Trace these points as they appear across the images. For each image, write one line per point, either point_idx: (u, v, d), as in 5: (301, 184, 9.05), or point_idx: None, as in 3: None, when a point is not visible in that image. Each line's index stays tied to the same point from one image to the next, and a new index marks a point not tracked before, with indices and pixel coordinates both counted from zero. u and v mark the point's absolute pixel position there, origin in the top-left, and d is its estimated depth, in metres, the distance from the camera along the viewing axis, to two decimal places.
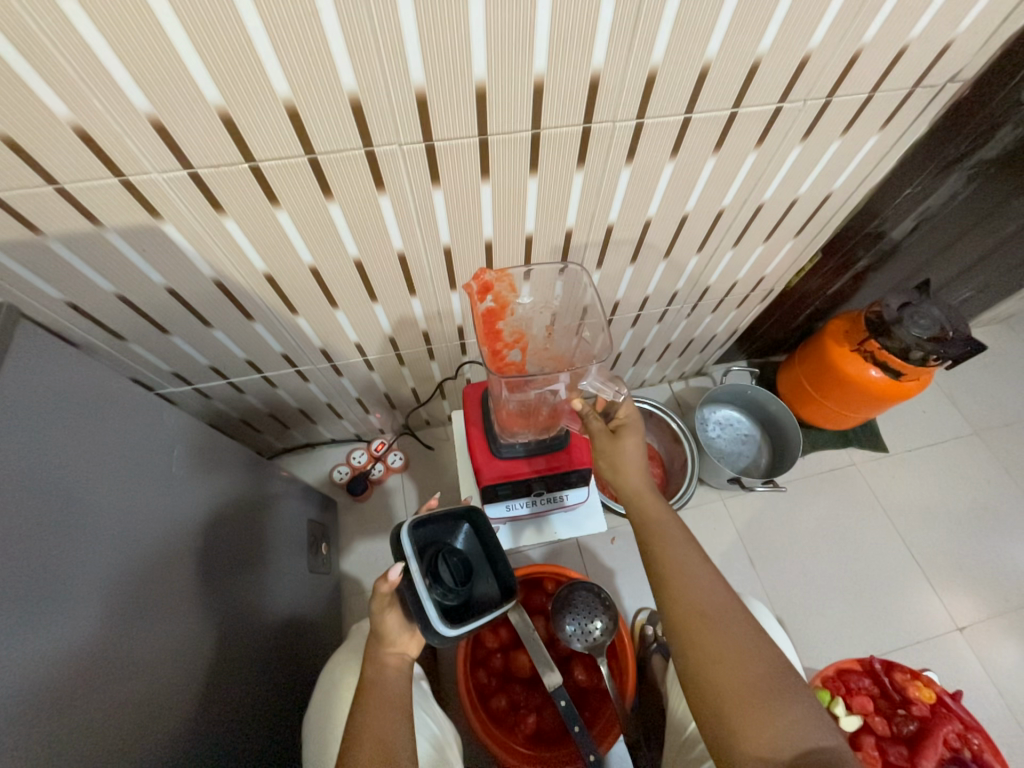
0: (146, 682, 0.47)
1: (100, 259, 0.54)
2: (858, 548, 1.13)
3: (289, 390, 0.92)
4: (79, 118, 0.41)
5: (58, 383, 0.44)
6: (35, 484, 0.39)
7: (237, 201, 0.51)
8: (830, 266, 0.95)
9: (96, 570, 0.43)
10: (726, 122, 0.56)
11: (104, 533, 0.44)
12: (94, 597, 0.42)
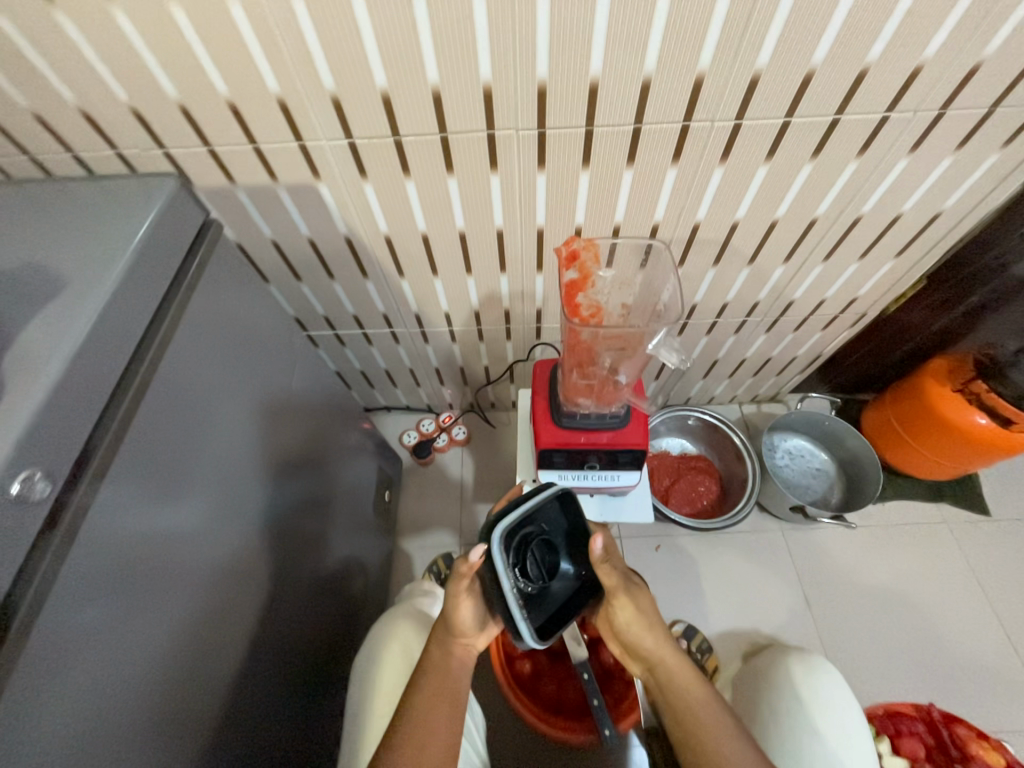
0: (235, 575, 0.52)
1: (267, 208, 0.68)
2: (938, 613, 1.02)
3: (381, 350, 1.04)
4: (284, 92, 0.54)
5: (239, 292, 0.55)
6: (208, 361, 0.49)
7: (379, 169, 0.62)
8: (937, 297, 0.89)
9: (221, 453, 0.50)
10: (826, 130, 0.58)
11: (242, 415, 0.54)
12: (217, 479, 0.50)
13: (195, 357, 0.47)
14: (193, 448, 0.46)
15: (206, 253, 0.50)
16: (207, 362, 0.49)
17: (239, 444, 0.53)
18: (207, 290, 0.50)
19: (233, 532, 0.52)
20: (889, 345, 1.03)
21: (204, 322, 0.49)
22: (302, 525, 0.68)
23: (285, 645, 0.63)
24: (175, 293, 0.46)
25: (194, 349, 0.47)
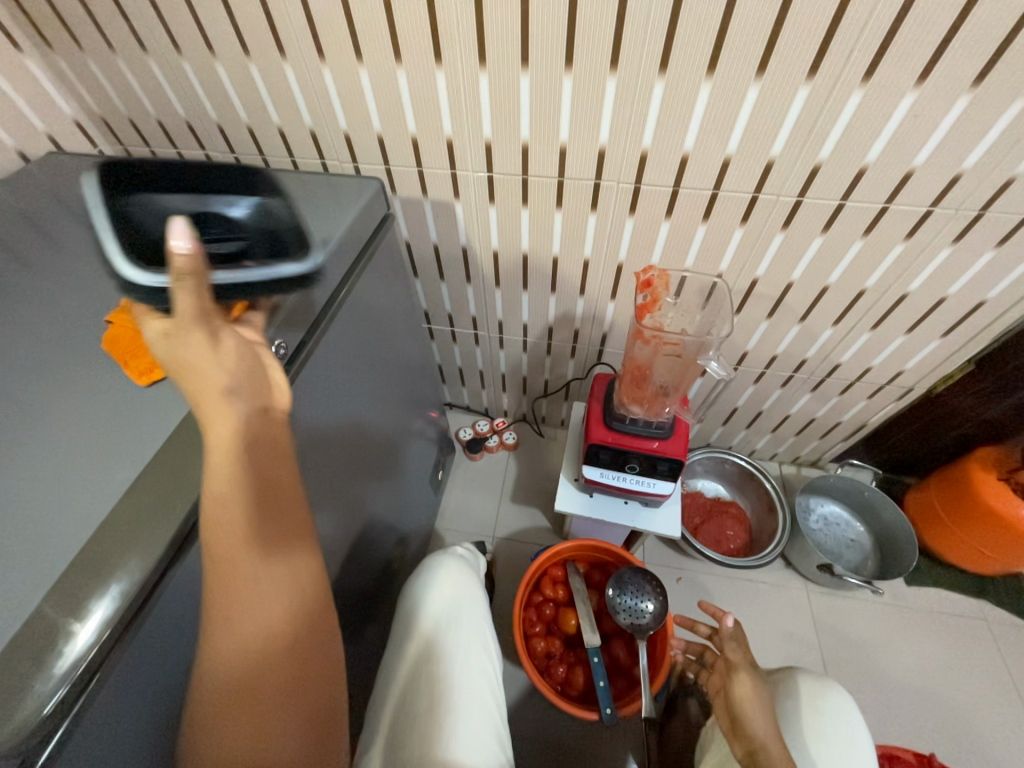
0: (323, 501, 0.63)
1: (412, 216, 0.88)
2: (969, 711, 0.97)
3: (460, 349, 1.21)
4: (453, 135, 0.74)
5: (384, 273, 0.74)
6: (360, 315, 0.67)
7: (505, 197, 0.81)
8: (985, 385, 0.93)
9: (340, 391, 0.64)
10: (876, 214, 0.70)
11: (364, 361, 0.71)
12: (335, 410, 0.63)
13: (356, 310, 0.65)
14: (327, 380, 0.61)
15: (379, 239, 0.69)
16: (360, 315, 0.67)
17: (354, 386, 0.68)
18: (374, 264, 0.69)
19: (329, 461, 0.64)
20: (938, 426, 1.06)
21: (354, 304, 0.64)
22: (375, 470, 0.81)
23: (349, 559, 0.75)
24: (360, 262, 0.65)
25: (356, 304, 0.65)
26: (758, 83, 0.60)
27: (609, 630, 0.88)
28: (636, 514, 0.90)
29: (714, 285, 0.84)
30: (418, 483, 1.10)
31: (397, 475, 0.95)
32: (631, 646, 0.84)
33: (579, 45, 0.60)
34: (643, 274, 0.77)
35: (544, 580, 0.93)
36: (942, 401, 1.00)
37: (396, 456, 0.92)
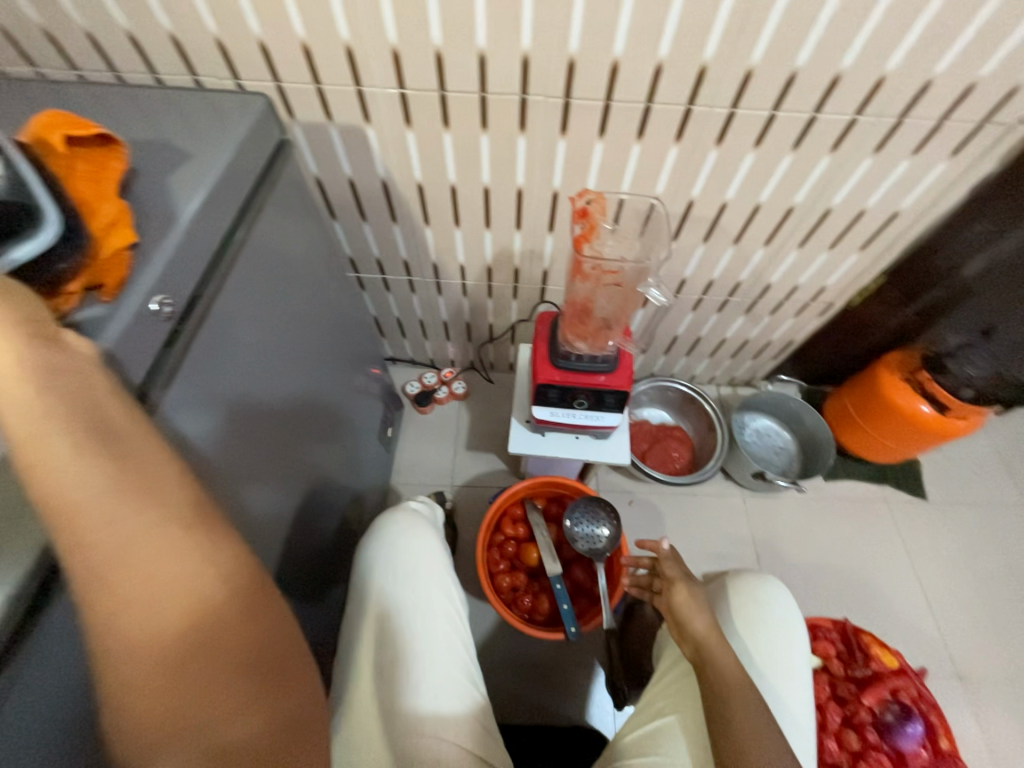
0: (260, 475, 0.60)
1: (319, 145, 0.77)
2: (873, 577, 1.14)
3: (396, 297, 1.12)
4: (352, 41, 0.63)
5: (297, 217, 0.65)
6: (271, 269, 0.59)
7: (423, 119, 0.71)
8: (895, 294, 1.02)
9: (261, 359, 0.58)
10: (806, 124, 0.69)
11: (284, 320, 0.64)
12: (259, 380, 0.58)
13: (265, 263, 0.58)
14: (244, 348, 0.54)
15: (279, 177, 0.60)
16: (272, 268, 0.59)
17: (280, 349, 0.62)
18: (276, 208, 0.60)
19: (260, 434, 0.59)
20: (853, 338, 1.15)
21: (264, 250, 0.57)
22: (318, 435, 0.77)
23: (297, 528, 0.72)
24: (254, 204, 0.56)
25: (259, 255, 0.56)
26: None
27: (569, 557, 0.92)
28: (588, 447, 0.92)
29: (651, 207, 0.82)
30: (367, 442, 1.06)
31: (342, 436, 0.90)
32: (590, 568, 0.89)
33: None
34: (577, 200, 0.74)
35: (504, 521, 0.95)
36: (858, 314, 1.09)
37: (339, 417, 0.87)
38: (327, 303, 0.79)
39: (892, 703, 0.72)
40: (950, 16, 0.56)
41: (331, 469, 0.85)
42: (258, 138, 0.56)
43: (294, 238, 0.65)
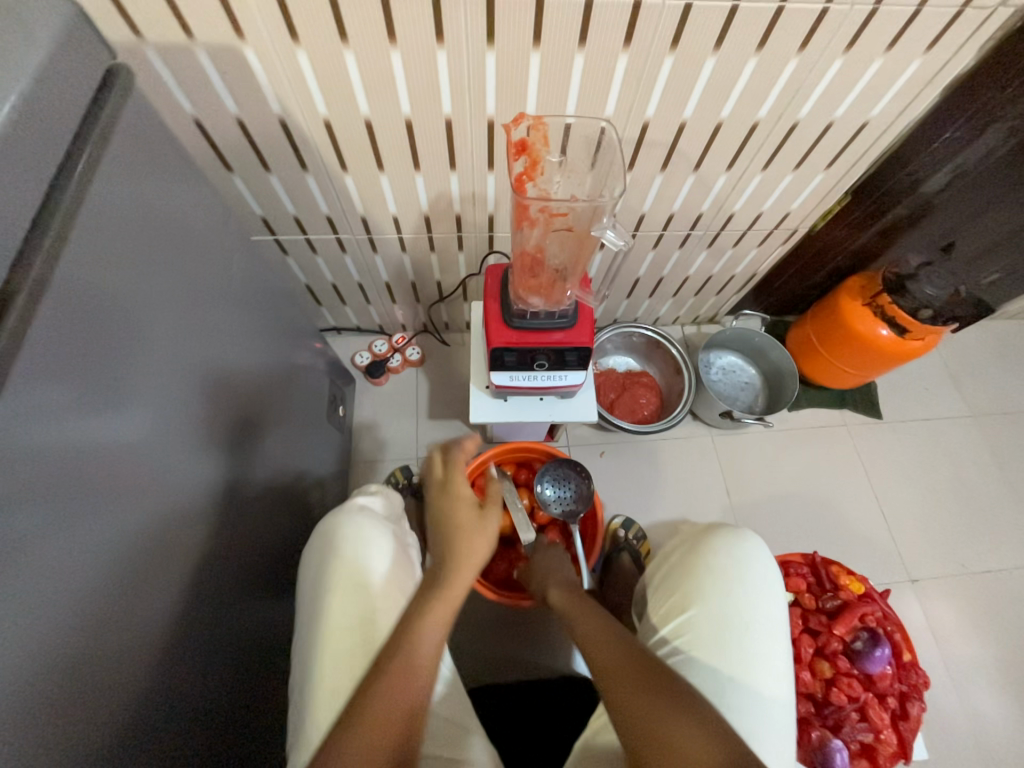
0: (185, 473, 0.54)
1: (186, 76, 0.61)
2: (834, 499, 1.19)
3: (326, 261, 0.99)
4: None
5: (175, 170, 0.54)
6: (141, 239, 0.48)
7: (312, 32, 0.57)
8: (856, 215, 0.97)
9: (161, 351, 0.50)
10: (772, 18, 0.59)
11: (180, 301, 0.54)
12: (157, 371, 0.50)
13: (126, 232, 0.46)
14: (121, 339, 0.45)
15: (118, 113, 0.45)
16: (141, 235, 0.48)
17: (179, 336, 0.53)
18: (126, 160, 0.46)
19: (178, 426, 0.53)
20: (814, 264, 1.11)
21: (138, 216, 0.48)
22: (251, 427, 0.69)
23: (245, 517, 0.68)
24: (80, 153, 0.42)
25: (111, 222, 0.44)
26: None
27: (542, 520, 0.90)
28: (554, 409, 0.87)
29: (602, 132, 0.68)
30: (315, 425, 0.97)
31: (284, 422, 0.81)
32: (565, 531, 0.88)
33: None
34: (517, 127, 0.62)
35: (473, 491, 0.91)
36: (819, 239, 1.04)
37: (280, 401, 0.78)
38: (239, 272, 0.67)
39: (861, 631, 0.76)
40: None
41: (275, 459, 0.77)
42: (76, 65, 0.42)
43: (166, 196, 0.52)
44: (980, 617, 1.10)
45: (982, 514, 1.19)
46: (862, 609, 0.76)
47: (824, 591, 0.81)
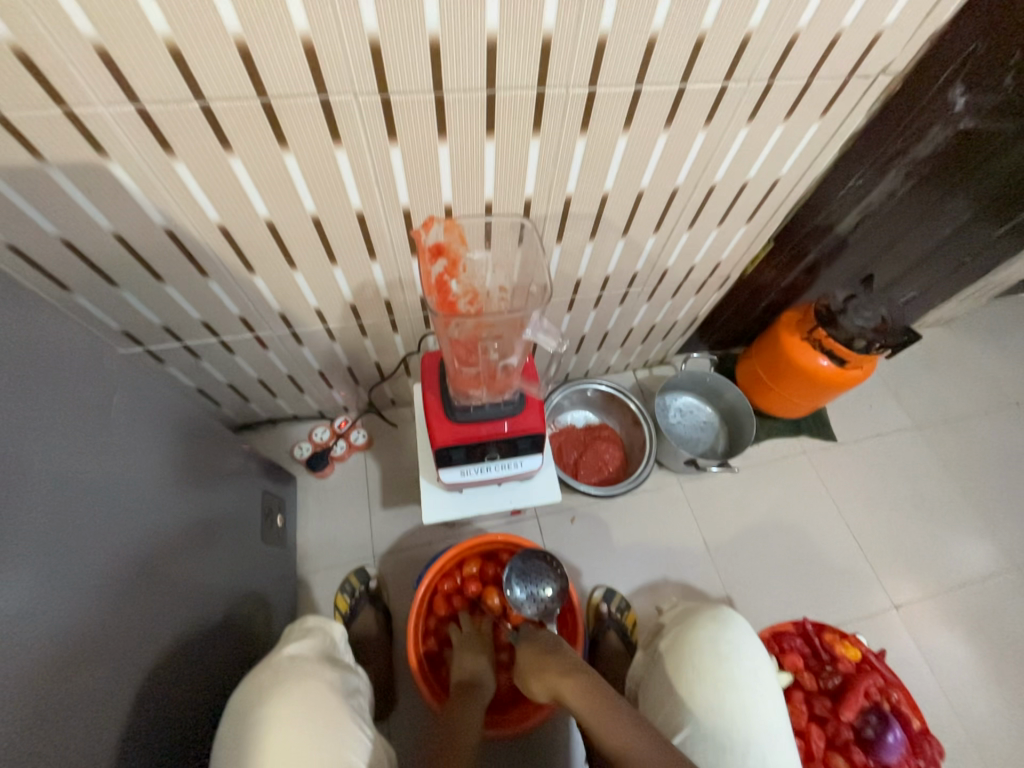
0: (68, 662, 0.46)
1: (41, 197, 0.53)
2: (807, 531, 1.18)
3: (246, 358, 0.90)
4: (18, 39, 0.41)
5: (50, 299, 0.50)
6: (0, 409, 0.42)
7: (188, 144, 0.51)
8: (783, 257, 1.00)
9: (46, 491, 0.46)
10: (675, 97, 0.59)
11: (66, 432, 0.49)
12: (20, 553, 0.42)
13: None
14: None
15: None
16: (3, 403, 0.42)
17: (52, 500, 0.46)
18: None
19: (57, 606, 0.45)
20: (750, 302, 1.13)
21: (10, 353, 0.44)
22: (160, 580, 0.60)
23: (166, 667, 0.59)
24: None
25: None
26: None
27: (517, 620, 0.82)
28: (514, 495, 0.80)
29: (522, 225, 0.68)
30: (248, 546, 0.85)
31: (207, 558, 0.71)
32: None
33: None
34: (421, 234, 0.63)
35: (436, 600, 0.82)
36: (751, 281, 1.06)
37: (197, 537, 0.69)
38: (135, 397, 0.61)
39: (869, 713, 0.72)
40: None
41: (197, 607, 0.67)
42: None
43: (31, 339, 0.47)
44: (965, 634, 1.10)
45: (945, 525, 1.21)
46: (862, 684, 0.73)
47: (823, 666, 0.77)
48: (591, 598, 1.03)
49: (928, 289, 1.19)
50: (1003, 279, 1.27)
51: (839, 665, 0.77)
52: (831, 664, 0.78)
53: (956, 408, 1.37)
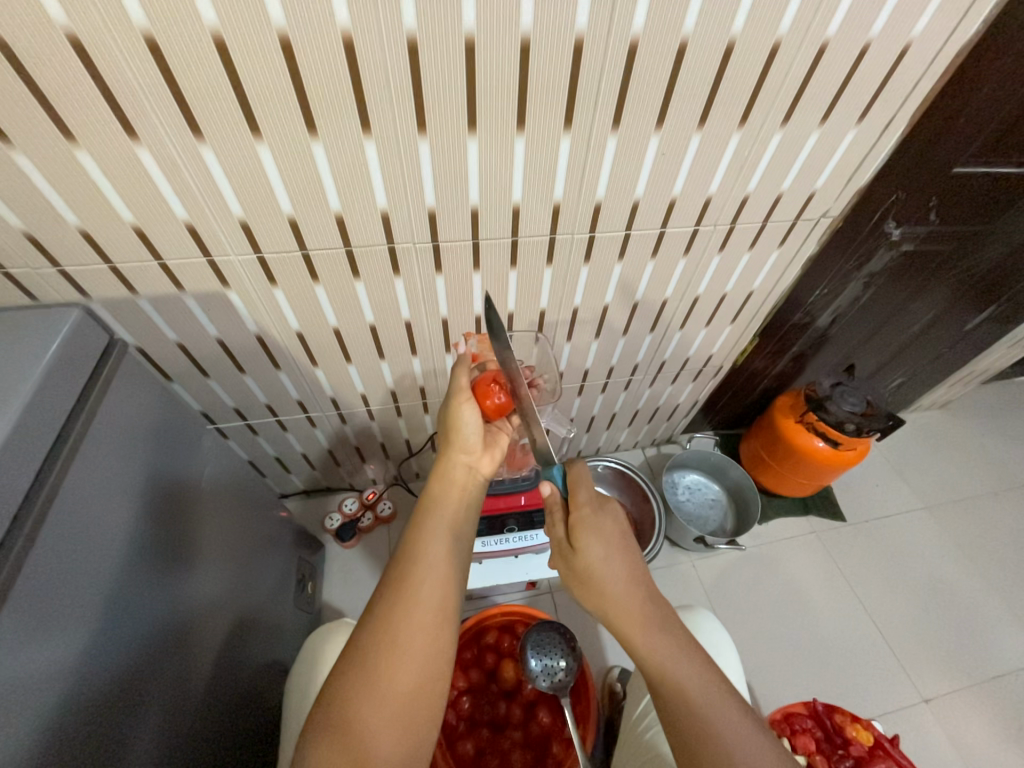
0: (114, 716, 0.49)
1: (173, 314, 0.70)
2: (824, 613, 1.17)
3: (296, 435, 1.03)
4: (192, 219, 0.59)
5: (162, 399, 0.63)
6: (91, 485, 0.50)
7: (288, 277, 0.68)
8: (770, 349, 1.12)
9: (136, 554, 0.55)
10: (658, 237, 0.75)
11: (155, 503, 0.60)
12: (113, 603, 0.51)
13: (75, 491, 0.48)
14: (46, 587, 0.44)
15: (99, 398, 0.53)
16: (93, 477, 0.51)
17: (140, 561, 0.55)
18: (98, 433, 0.52)
19: (112, 657, 0.50)
20: (747, 387, 1.24)
21: (130, 439, 0.57)
22: (200, 638, 0.65)
23: (205, 734, 0.64)
24: (63, 444, 0.49)
25: (100, 464, 0.52)
26: (522, 135, 0.58)
27: (532, 695, 0.84)
28: (531, 567, 0.88)
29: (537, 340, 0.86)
30: (282, 611, 0.91)
31: (242, 626, 0.76)
32: (556, 707, 0.81)
33: (318, 111, 0.52)
34: (459, 349, 0.83)
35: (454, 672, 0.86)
36: (744, 369, 1.17)
37: (233, 600, 0.74)
38: (205, 474, 0.72)
39: None
40: (747, 150, 0.66)
41: (232, 673, 0.72)
42: (69, 350, 0.51)
43: (145, 428, 0.60)
44: (1006, 735, 1.04)
45: (967, 611, 1.19)
46: None
47: (835, 749, 0.73)
48: (607, 678, 1.00)
49: (914, 375, 1.29)
50: (987, 366, 1.37)
51: (852, 748, 0.73)
52: (843, 747, 0.74)
53: (964, 489, 1.39)
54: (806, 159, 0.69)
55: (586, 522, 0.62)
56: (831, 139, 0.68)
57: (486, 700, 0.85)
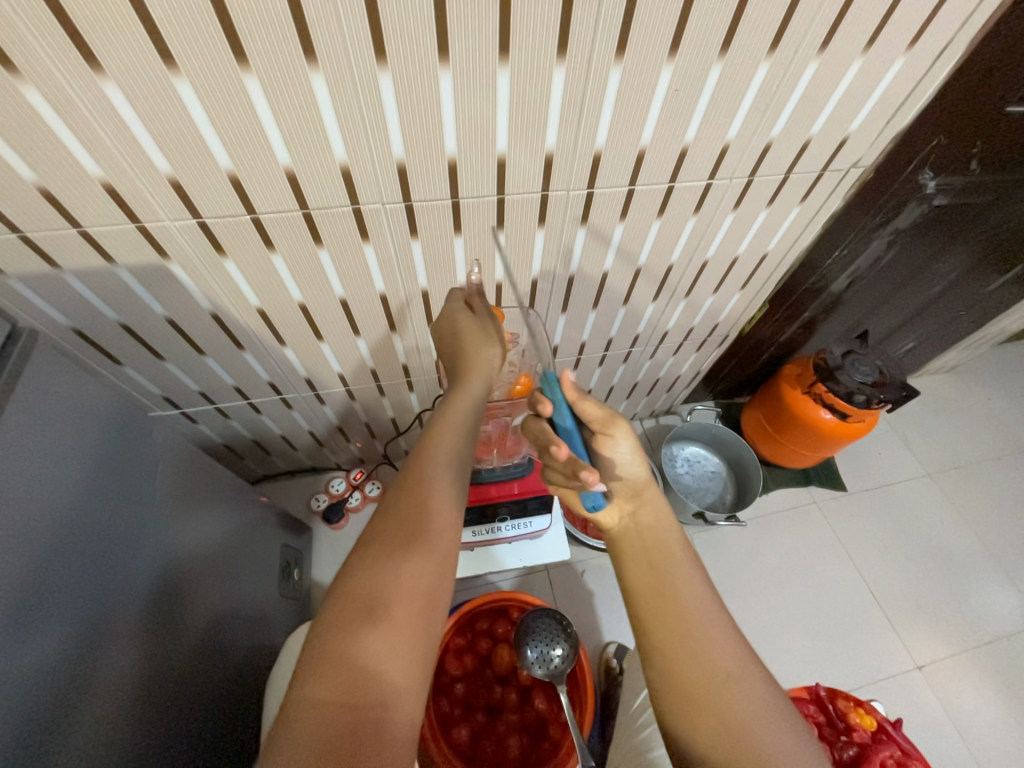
0: (69, 719, 0.45)
1: (109, 290, 0.61)
2: (822, 584, 1.16)
3: (272, 418, 0.95)
4: (108, 175, 0.49)
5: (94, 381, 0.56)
6: (14, 471, 0.44)
7: (238, 246, 0.58)
8: (780, 315, 1.03)
9: (85, 540, 0.50)
10: (664, 194, 0.66)
11: (107, 483, 0.54)
12: (59, 595, 0.46)
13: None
14: None
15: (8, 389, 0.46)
16: (14, 462, 0.44)
17: (88, 549, 0.50)
18: (6, 433, 0.44)
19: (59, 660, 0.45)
20: (753, 355, 1.17)
21: (60, 419, 0.50)
22: (174, 621, 0.61)
23: (182, 723, 0.60)
24: None
25: (23, 448, 0.45)
26: (506, 67, 0.48)
27: (527, 681, 0.82)
28: (525, 551, 0.87)
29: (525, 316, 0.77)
30: (267, 599, 0.87)
31: (223, 613, 0.72)
32: (551, 693, 0.80)
33: (244, 31, 0.41)
34: None
35: (446, 659, 0.82)
36: (752, 337, 1.09)
37: (212, 582, 0.70)
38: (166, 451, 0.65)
39: None
40: (775, 83, 0.56)
41: (212, 658, 0.68)
42: None
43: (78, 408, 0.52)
44: (995, 696, 1.05)
45: (964, 577, 1.19)
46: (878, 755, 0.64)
47: (838, 735, 0.68)
48: (602, 654, 0.99)
49: (927, 339, 1.22)
50: (1003, 328, 1.30)
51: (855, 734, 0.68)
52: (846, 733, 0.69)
53: (968, 456, 1.36)
54: (841, 97, 0.59)
55: (619, 433, 0.54)
56: (872, 68, 0.57)
57: (481, 685, 0.83)
